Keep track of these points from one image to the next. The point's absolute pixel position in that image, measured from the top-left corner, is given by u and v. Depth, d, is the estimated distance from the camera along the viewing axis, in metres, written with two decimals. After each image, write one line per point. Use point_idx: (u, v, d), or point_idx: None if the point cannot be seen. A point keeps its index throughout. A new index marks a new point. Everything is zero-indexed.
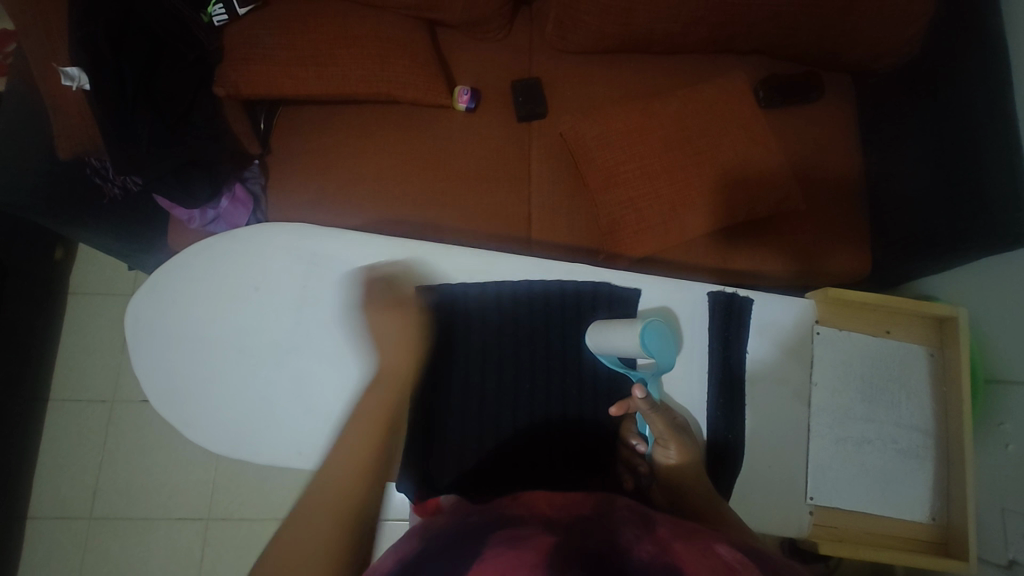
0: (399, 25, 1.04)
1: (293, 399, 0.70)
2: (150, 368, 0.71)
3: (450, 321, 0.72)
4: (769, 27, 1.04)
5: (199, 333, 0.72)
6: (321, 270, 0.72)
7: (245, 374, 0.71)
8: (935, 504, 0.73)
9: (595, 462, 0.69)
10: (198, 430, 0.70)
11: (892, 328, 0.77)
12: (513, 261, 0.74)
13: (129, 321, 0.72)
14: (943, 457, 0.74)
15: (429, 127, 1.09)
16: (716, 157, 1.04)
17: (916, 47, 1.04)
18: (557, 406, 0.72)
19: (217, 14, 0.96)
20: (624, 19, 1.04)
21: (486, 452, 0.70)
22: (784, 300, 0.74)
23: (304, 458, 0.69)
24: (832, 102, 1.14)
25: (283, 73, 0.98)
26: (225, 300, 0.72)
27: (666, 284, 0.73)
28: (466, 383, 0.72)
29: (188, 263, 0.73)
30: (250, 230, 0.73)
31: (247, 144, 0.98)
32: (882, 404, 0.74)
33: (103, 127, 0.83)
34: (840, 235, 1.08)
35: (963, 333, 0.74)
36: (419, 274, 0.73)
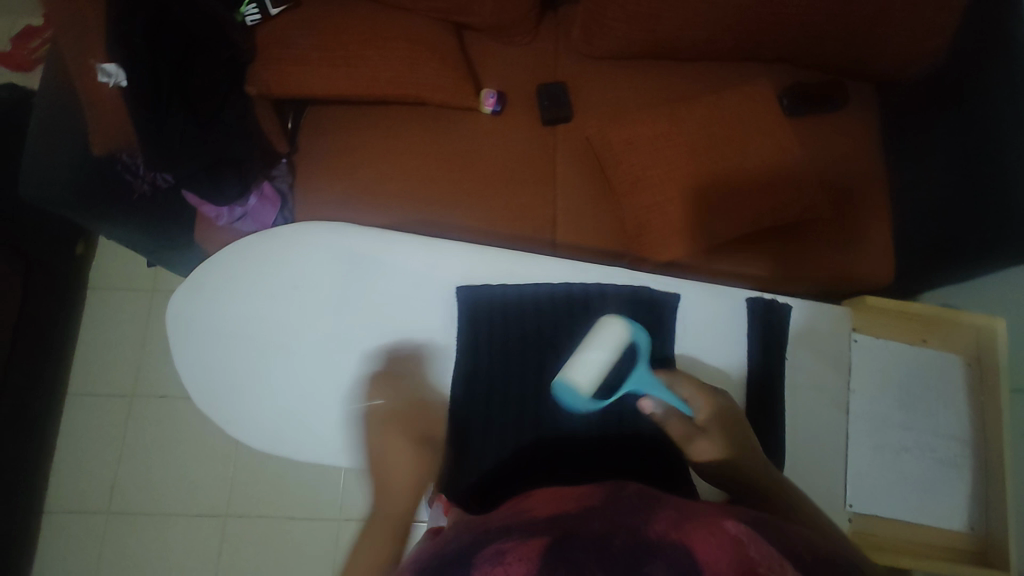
0: (427, 27, 1.04)
1: (333, 396, 0.72)
2: (191, 365, 0.73)
3: (488, 322, 0.73)
4: (796, 36, 1.05)
5: (238, 331, 0.73)
6: (359, 268, 0.74)
7: (285, 371, 0.73)
8: (973, 513, 0.75)
9: (639, 463, 0.67)
10: (241, 425, 0.72)
11: (929, 337, 0.79)
12: (551, 263, 0.75)
13: (170, 319, 0.74)
14: (980, 467, 0.76)
15: (455, 129, 1.10)
16: (743, 163, 1.04)
17: (942, 57, 1.04)
18: (598, 404, 0.70)
19: (250, 14, 0.97)
20: (651, 25, 1.05)
21: (523, 445, 0.69)
22: (821, 305, 0.74)
23: (346, 455, 0.71)
24: (856, 111, 1.15)
25: (315, 73, 0.98)
26: (266, 299, 0.73)
27: (702, 290, 0.74)
28: (504, 384, 0.72)
29: (225, 263, 0.75)
30: (287, 230, 0.75)
31: (276, 142, 1.00)
32: (920, 413, 0.76)
33: (137, 123, 0.85)
34: (867, 243, 1.08)
35: (1001, 344, 0.76)
36: (458, 275, 0.74)
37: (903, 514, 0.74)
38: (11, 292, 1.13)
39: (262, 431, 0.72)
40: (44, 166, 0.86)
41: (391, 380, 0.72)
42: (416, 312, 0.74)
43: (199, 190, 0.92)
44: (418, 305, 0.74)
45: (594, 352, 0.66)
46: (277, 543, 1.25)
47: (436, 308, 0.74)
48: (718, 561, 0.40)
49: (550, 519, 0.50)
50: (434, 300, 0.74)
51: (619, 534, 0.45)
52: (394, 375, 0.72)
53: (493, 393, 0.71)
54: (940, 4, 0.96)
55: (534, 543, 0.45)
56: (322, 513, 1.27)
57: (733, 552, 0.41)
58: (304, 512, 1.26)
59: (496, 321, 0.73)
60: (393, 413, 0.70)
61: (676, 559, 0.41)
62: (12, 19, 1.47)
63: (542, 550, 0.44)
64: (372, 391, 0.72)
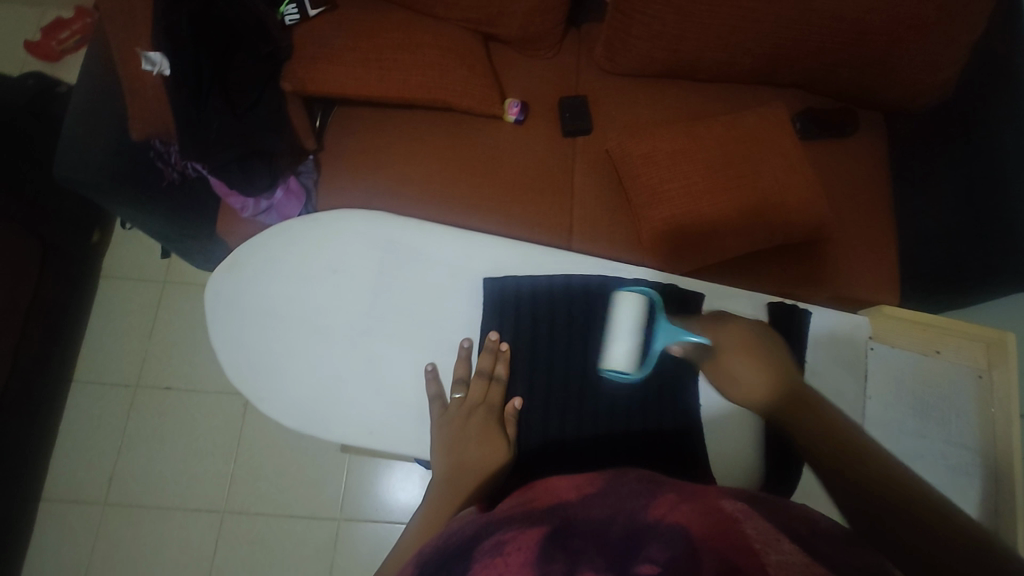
0: (457, 36, 1.08)
1: (362, 379, 0.73)
2: (224, 343, 0.74)
3: (513, 313, 0.75)
4: (811, 62, 1.09)
5: (275, 311, 0.76)
6: (396, 255, 0.77)
7: (315, 353, 0.74)
8: (984, 522, 0.77)
9: (661, 455, 0.69)
10: (270, 404, 0.73)
11: (942, 348, 0.82)
12: (576, 261, 0.79)
13: (208, 296, 0.76)
14: (989, 477, 0.78)
15: (479, 135, 1.13)
16: (757, 180, 1.07)
17: (948, 91, 1.09)
18: (621, 398, 0.72)
19: (289, 13, 1.01)
20: (673, 45, 1.09)
21: (548, 440, 0.70)
22: (836, 314, 0.78)
23: (373, 437, 0.72)
24: (864, 139, 1.19)
25: (348, 73, 1.01)
26: (301, 281, 0.76)
27: (723, 293, 0.78)
28: (530, 374, 0.74)
29: (267, 244, 0.78)
30: (328, 216, 0.79)
31: (304, 138, 1.02)
32: (933, 421, 0.78)
33: (174, 109, 0.86)
34: (875, 265, 1.12)
35: (1013, 355, 0.79)
36: (487, 268, 0.78)
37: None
38: (28, 274, 1.14)
39: (290, 412, 0.72)
40: (81, 149, 0.88)
41: (483, 381, 0.72)
42: (446, 301, 0.76)
43: (230, 183, 0.95)
44: (449, 295, 0.77)
45: (619, 329, 0.70)
46: (275, 543, 1.24)
47: (464, 298, 0.77)
48: (718, 536, 0.41)
49: (547, 510, 0.49)
50: (463, 290, 0.77)
51: (617, 519, 0.45)
52: (484, 375, 0.72)
53: (518, 381, 0.73)
54: (949, 39, 1.00)
55: (533, 532, 0.44)
56: (321, 512, 1.26)
57: (732, 529, 0.42)
58: (303, 511, 1.26)
59: (521, 313, 0.75)
60: (486, 410, 0.70)
61: (670, 540, 0.41)
62: (42, 10, 1.50)
63: (539, 539, 0.43)
64: (396, 376, 0.74)
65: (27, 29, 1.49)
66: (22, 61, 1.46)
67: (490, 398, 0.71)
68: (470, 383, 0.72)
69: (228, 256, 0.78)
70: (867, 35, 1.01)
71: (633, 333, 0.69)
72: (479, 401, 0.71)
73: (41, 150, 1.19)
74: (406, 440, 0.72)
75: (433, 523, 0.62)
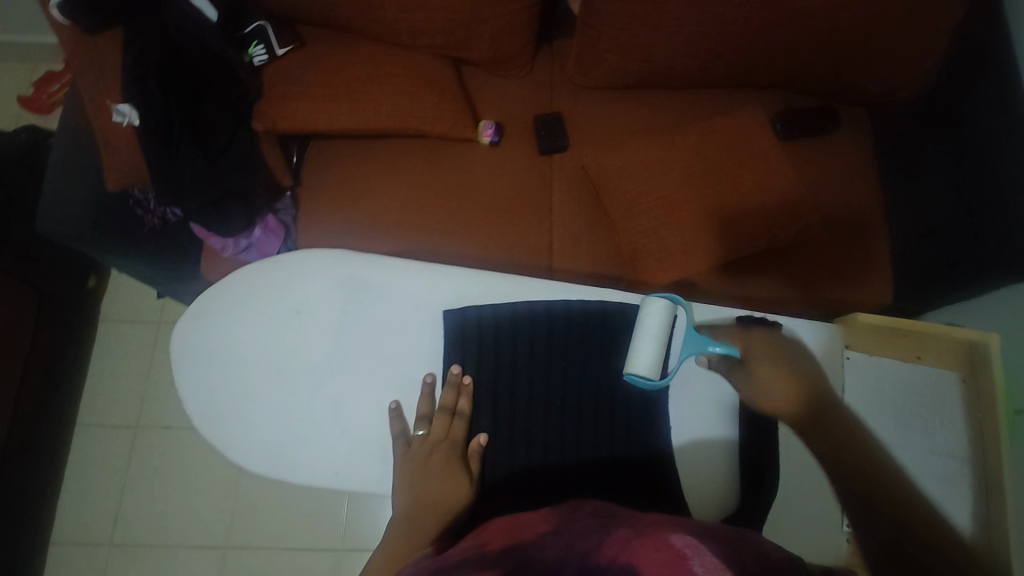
0: (426, 63, 1.09)
1: (328, 419, 0.73)
2: (191, 391, 0.74)
3: (477, 345, 0.75)
4: (786, 62, 1.07)
5: (240, 355, 0.76)
6: (359, 292, 0.77)
7: (281, 395, 0.74)
8: (977, 534, 0.75)
9: (628, 481, 0.69)
10: (238, 450, 0.73)
11: (923, 353, 0.80)
12: (541, 286, 0.77)
13: (175, 343, 0.76)
14: (982, 485, 0.76)
15: (453, 160, 1.13)
16: (734, 186, 1.06)
17: (929, 82, 1.07)
18: (589, 428, 0.72)
19: (257, 54, 1.00)
20: (643, 55, 1.08)
21: (515, 470, 0.71)
22: (813, 325, 0.77)
23: (340, 478, 0.72)
24: (849, 134, 1.16)
25: (318, 109, 1.02)
26: (268, 324, 0.77)
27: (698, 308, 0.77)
28: (495, 406, 0.73)
29: (232, 287, 0.78)
30: (291, 256, 0.79)
31: (281, 176, 1.04)
32: (916, 429, 0.77)
33: (149, 160, 0.89)
34: (866, 262, 1.09)
35: (993, 359, 0.76)
36: (451, 298, 0.77)
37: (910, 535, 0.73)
38: (24, 324, 1.16)
39: (255, 456, 0.72)
40: (63, 203, 0.91)
41: (446, 416, 0.72)
42: (409, 336, 0.76)
43: (209, 224, 0.97)
44: (412, 328, 0.77)
45: (644, 337, 0.70)
46: None
47: (425, 330, 0.77)
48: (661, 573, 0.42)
49: (512, 558, 0.48)
50: (425, 322, 0.77)
51: (573, 561, 0.45)
52: (447, 410, 0.72)
53: (481, 417, 0.73)
54: (924, 30, 0.98)
55: None
56: (321, 543, 1.26)
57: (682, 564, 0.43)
58: (302, 544, 1.25)
59: (485, 342, 0.75)
60: (448, 446, 0.70)
61: None
62: (34, 65, 1.55)
63: None
64: (364, 412, 0.74)
65: (19, 84, 1.53)
66: (16, 116, 1.50)
67: (453, 434, 0.71)
68: (433, 419, 0.72)
69: (194, 302, 0.78)
70: (840, 31, 0.99)
71: (657, 337, 0.70)
72: (441, 436, 0.71)
73: (31, 202, 1.21)
74: (373, 479, 0.72)
75: (395, 557, 0.62)
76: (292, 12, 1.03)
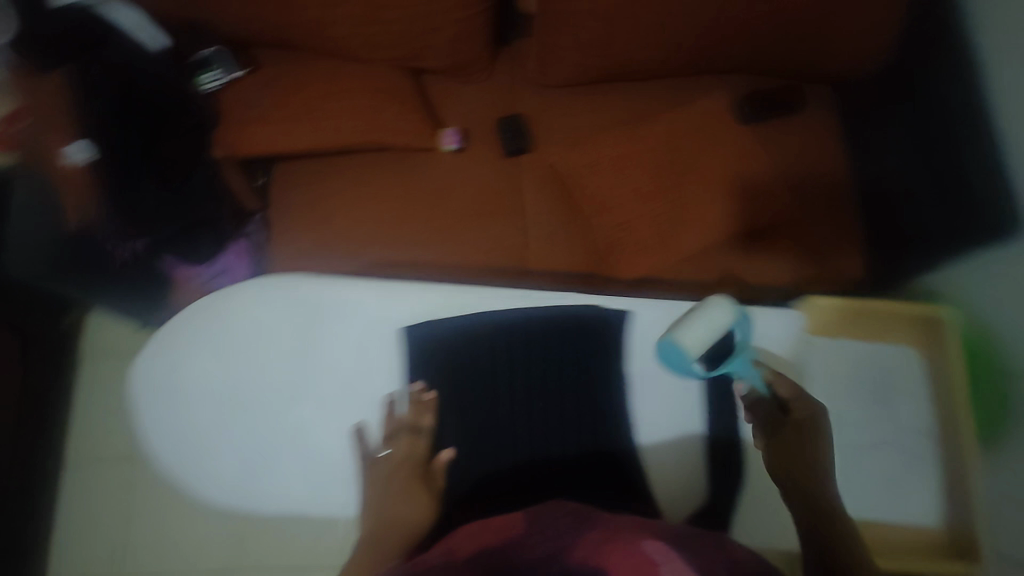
0: (385, 76, 1.09)
1: (292, 448, 0.76)
2: (153, 429, 0.75)
3: (439, 361, 0.76)
4: (744, 47, 1.07)
5: (199, 390, 0.76)
6: (317, 316, 0.77)
7: (242, 428, 0.76)
8: (945, 507, 0.79)
9: (588, 479, 0.74)
10: (205, 484, 0.75)
11: (886, 334, 0.83)
12: (501, 297, 0.76)
13: (133, 382, 0.76)
14: (953, 460, 0.79)
15: (419, 170, 1.13)
16: (706, 174, 1.05)
17: (889, 55, 1.06)
18: (552, 432, 0.76)
19: (208, 81, 1.02)
20: (601, 51, 1.08)
21: (484, 476, 0.75)
22: (772, 313, 0.78)
23: (307, 502, 0.75)
24: (815, 110, 1.15)
25: (280, 130, 1.03)
26: (225, 357, 0.77)
27: (658, 306, 0.76)
28: (461, 417, 0.77)
29: (189, 320, 0.77)
30: (247, 284, 0.77)
31: (246, 201, 1.07)
32: (883, 409, 0.80)
33: (109, 199, 0.92)
34: (839, 240, 1.09)
35: (951, 336, 0.80)
36: (409, 315, 0.76)
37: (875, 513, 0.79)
38: None
39: (223, 487, 0.75)
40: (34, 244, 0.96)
41: (409, 435, 0.74)
42: (369, 357, 0.77)
43: (186, 251, 1.03)
44: (371, 350, 0.77)
45: (708, 317, 0.70)
46: None
47: (386, 349, 0.77)
48: None
49: None
50: (385, 342, 0.77)
51: None
52: (409, 429, 0.74)
53: (446, 430, 0.76)
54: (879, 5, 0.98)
55: None
56: None
57: None
58: None
59: (439, 360, 0.76)
60: (411, 465, 0.73)
61: None
62: None
63: None
64: (331, 434, 0.76)
65: None
66: None
67: (415, 452, 0.73)
68: (398, 441, 0.73)
69: (152, 338, 0.77)
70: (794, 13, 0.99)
71: (717, 329, 0.69)
72: (404, 454, 0.73)
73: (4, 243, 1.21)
74: (340, 499, 0.76)
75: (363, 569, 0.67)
76: (244, 35, 1.03)
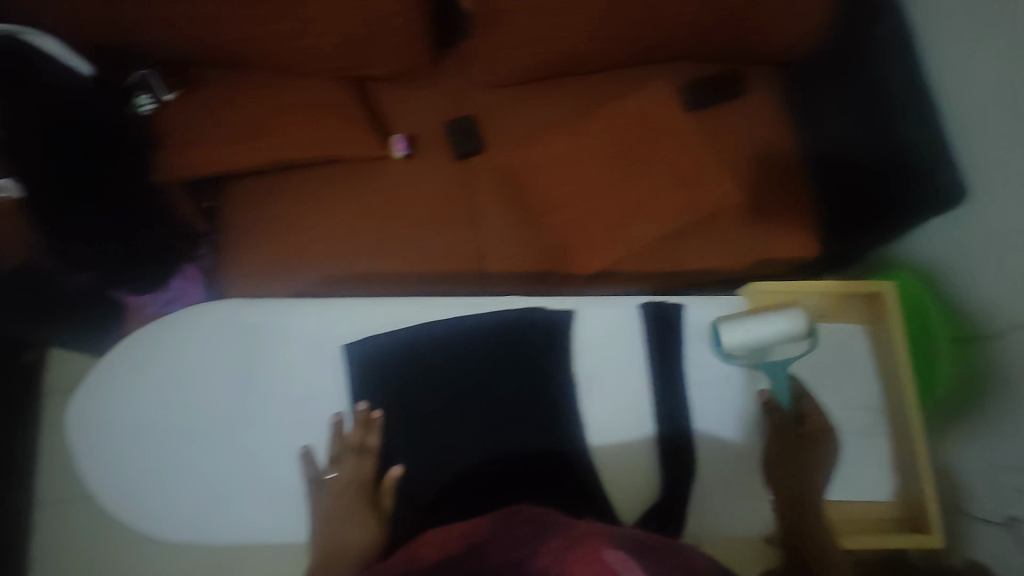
0: (327, 88, 1.07)
1: (238, 477, 0.74)
2: (94, 469, 0.74)
3: (382, 378, 0.75)
4: (685, 35, 1.06)
5: (138, 426, 0.75)
6: (253, 341, 0.76)
7: (186, 461, 0.75)
8: (896, 482, 0.78)
9: (535, 484, 0.73)
10: (151, 521, 0.74)
11: (824, 312, 0.81)
12: (447, 307, 0.77)
13: (68, 423, 0.75)
14: (896, 432, 0.79)
15: (371, 178, 1.11)
16: (651, 165, 1.05)
17: (828, 32, 1.07)
18: (502, 439, 0.75)
19: (144, 104, 0.99)
20: (543, 49, 1.07)
21: (435, 491, 0.74)
22: (715, 300, 0.78)
23: (256, 531, 0.74)
24: (764, 91, 1.14)
25: (222, 150, 1.00)
26: (162, 390, 0.76)
27: (600, 304, 0.78)
28: (407, 433, 0.75)
29: (123, 356, 0.76)
30: (178, 316, 0.77)
31: (194, 223, 1.07)
32: (827, 388, 0.80)
33: (45, 233, 0.88)
34: (794, 219, 1.09)
35: (891, 307, 0.79)
36: (348, 332, 0.76)
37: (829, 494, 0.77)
38: None
39: (171, 521, 0.74)
40: None
41: (353, 456, 0.73)
42: (312, 379, 0.76)
43: (139, 278, 1.03)
44: (314, 371, 0.76)
45: (768, 320, 0.73)
46: None
47: (329, 369, 0.76)
48: None
49: None
50: (327, 362, 0.76)
51: None
52: (353, 450, 0.73)
53: (394, 449, 0.75)
54: None
55: None
56: None
57: None
58: None
59: (383, 376, 0.75)
60: (357, 486, 0.72)
61: None
62: None
63: None
64: (282, 460, 0.75)
65: None
66: None
67: (361, 474, 0.72)
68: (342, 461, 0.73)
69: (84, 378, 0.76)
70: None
71: (767, 335, 0.73)
72: (351, 475, 0.72)
73: None
74: (290, 526, 0.74)
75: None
76: (179, 55, 1.00)
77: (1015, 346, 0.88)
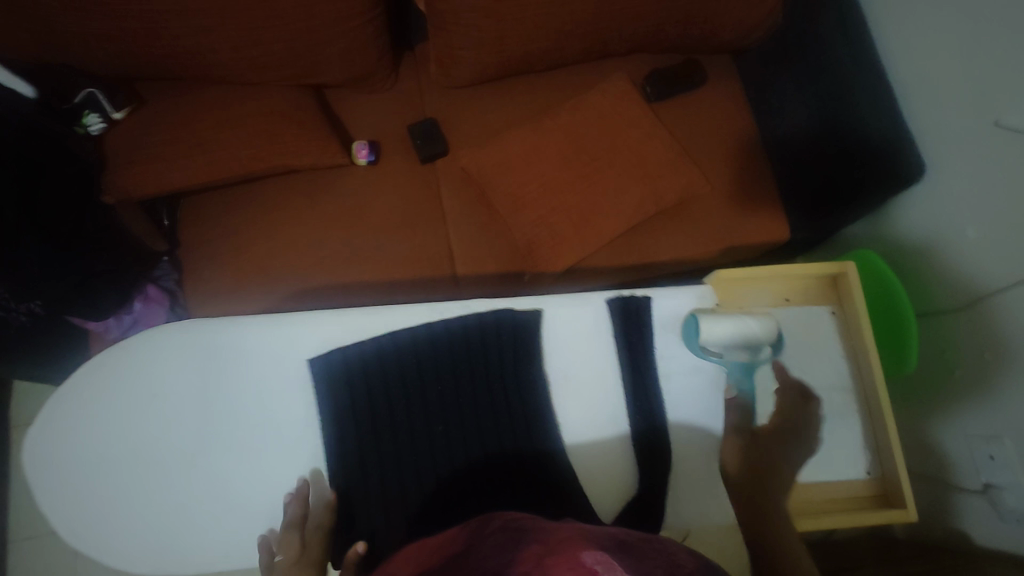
0: (279, 97, 1.04)
1: (208, 501, 0.72)
2: (53, 505, 0.71)
3: (350, 391, 0.74)
4: (639, 27, 1.06)
5: (101, 455, 0.72)
6: (218, 361, 0.74)
7: (152, 488, 0.72)
8: (868, 458, 0.78)
9: (512, 487, 0.73)
10: (116, 555, 0.70)
11: (792, 295, 0.82)
12: (416, 313, 0.77)
13: (27, 458, 0.71)
14: (866, 411, 0.79)
15: (332, 187, 1.09)
16: (612, 159, 1.07)
17: (780, 19, 1.08)
18: (477, 445, 0.74)
19: (93, 123, 0.97)
20: (497, 48, 1.06)
21: (410, 503, 0.72)
22: (680, 291, 0.79)
23: (231, 559, 0.71)
24: (719, 82, 1.18)
25: (173, 167, 0.97)
26: (126, 417, 0.73)
27: (566, 302, 0.78)
28: (379, 444, 0.73)
29: (82, 384, 0.74)
30: (138, 339, 0.75)
31: (152, 242, 1.04)
32: (796, 369, 0.80)
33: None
34: (755, 206, 1.11)
35: (855, 288, 0.79)
36: (313, 346, 0.75)
37: (802, 477, 0.77)
38: None
39: (137, 554, 0.70)
40: None
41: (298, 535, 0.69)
42: (281, 396, 0.74)
43: (94, 303, 0.98)
44: (282, 388, 0.74)
45: (741, 322, 0.73)
46: None
47: (297, 386, 0.74)
48: None
49: None
50: (294, 378, 0.75)
51: None
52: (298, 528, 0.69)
53: (364, 466, 0.73)
54: None
55: None
56: None
57: None
58: None
59: (354, 388, 0.74)
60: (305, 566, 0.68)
61: None
62: None
63: None
64: (254, 482, 0.72)
65: None
66: None
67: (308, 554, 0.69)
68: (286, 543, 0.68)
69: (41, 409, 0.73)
70: None
71: (739, 337, 0.72)
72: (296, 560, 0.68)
73: None
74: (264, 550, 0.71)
75: None
76: (124, 71, 0.97)
77: (970, 323, 0.89)
